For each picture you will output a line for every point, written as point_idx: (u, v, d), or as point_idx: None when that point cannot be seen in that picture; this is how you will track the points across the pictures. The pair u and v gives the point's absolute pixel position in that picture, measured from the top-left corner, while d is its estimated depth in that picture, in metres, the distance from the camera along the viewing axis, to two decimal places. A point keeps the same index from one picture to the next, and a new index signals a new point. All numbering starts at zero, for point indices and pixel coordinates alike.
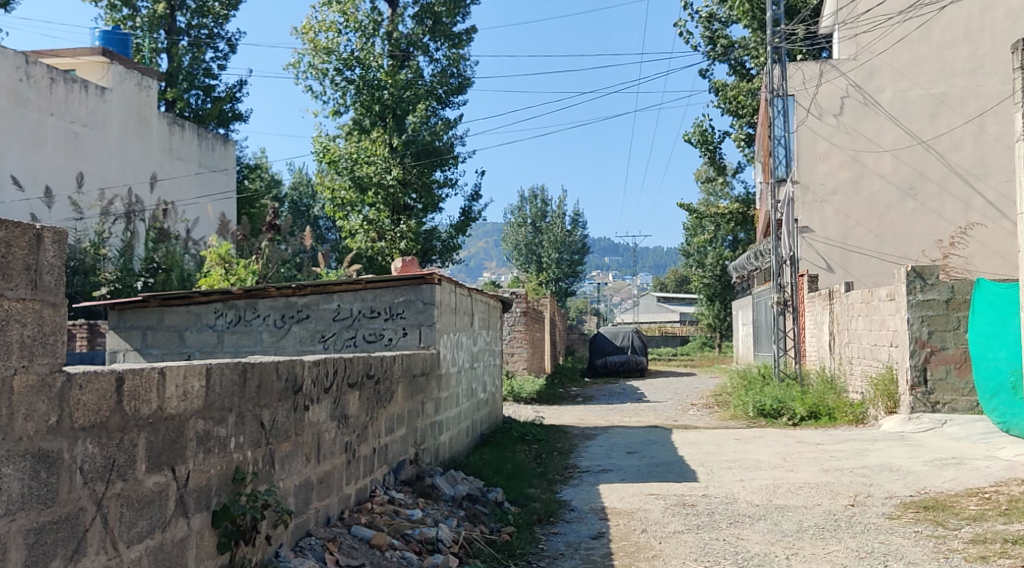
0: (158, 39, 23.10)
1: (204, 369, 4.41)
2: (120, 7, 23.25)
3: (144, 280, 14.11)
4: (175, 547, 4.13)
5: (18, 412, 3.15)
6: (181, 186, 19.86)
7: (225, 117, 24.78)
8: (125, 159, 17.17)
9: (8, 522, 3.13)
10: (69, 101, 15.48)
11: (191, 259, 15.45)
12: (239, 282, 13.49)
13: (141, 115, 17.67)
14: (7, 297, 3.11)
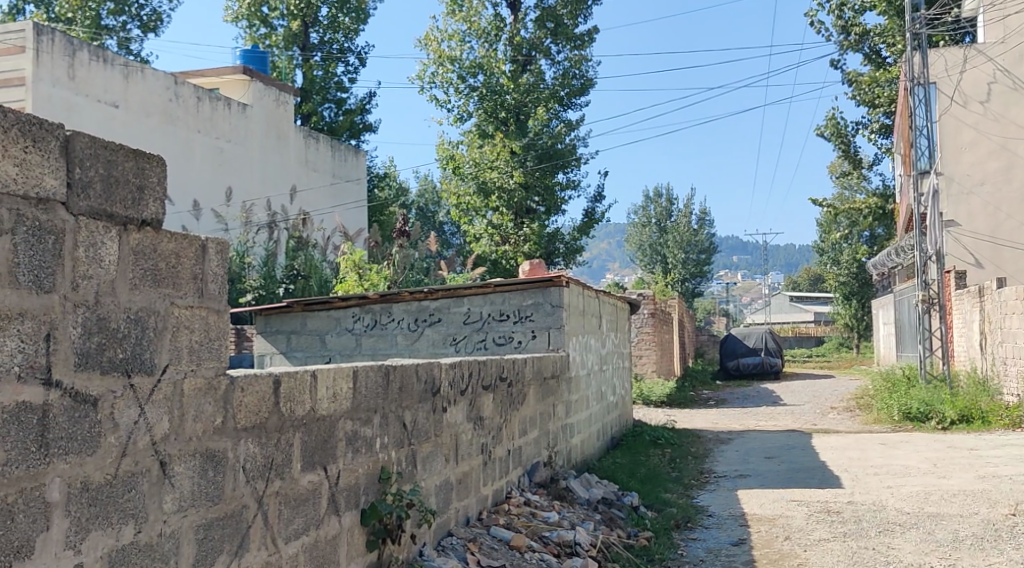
0: (293, 55, 24.01)
1: (352, 371, 4.55)
2: (258, 26, 24.29)
3: (285, 286, 14.72)
4: (328, 545, 4.28)
5: (188, 413, 3.26)
6: (317, 197, 19.90)
7: (356, 128, 25.31)
8: (265, 172, 17.90)
9: (181, 518, 3.23)
10: (214, 118, 16.27)
11: (328, 266, 15.97)
12: (374, 288, 14.10)
13: (279, 129, 18.34)
14: (178, 305, 3.21)
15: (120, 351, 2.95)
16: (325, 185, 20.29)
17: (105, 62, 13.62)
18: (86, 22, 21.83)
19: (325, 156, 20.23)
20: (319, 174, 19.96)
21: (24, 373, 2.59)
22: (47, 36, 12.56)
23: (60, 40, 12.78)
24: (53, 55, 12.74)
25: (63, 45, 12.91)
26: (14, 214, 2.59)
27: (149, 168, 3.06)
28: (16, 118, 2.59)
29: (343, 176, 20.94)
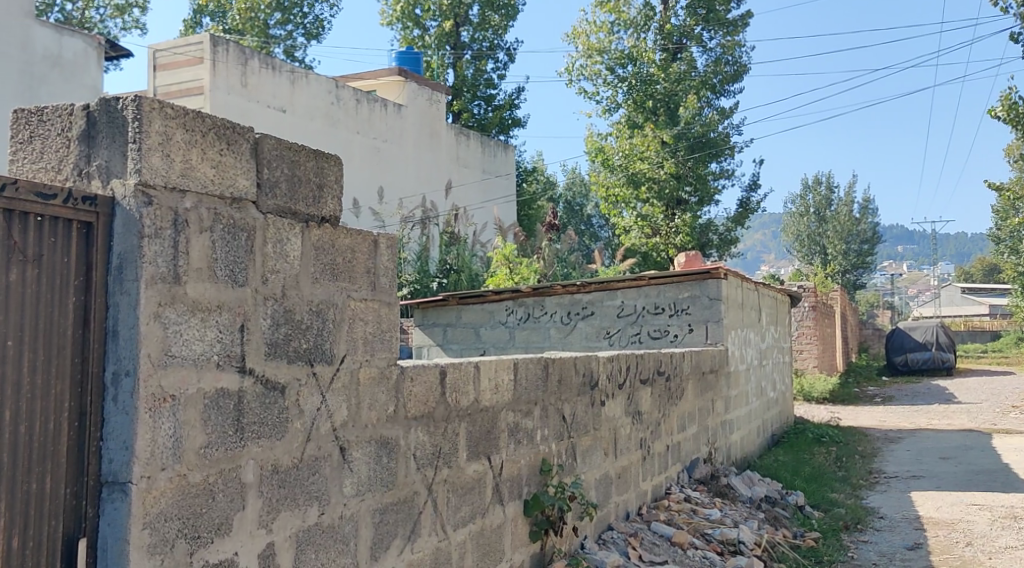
0: (446, 54, 24.55)
1: (512, 363, 4.62)
2: (412, 28, 24.85)
3: (439, 280, 15.04)
4: (493, 533, 4.38)
5: (364, 401, 3.40)
6: (468, 193, 20.22)
7: (505, 124, 25.44)
8: (419, 170, 18.32)
9: (359, 502, 3.37)
10: (372, 119, 16.78)
11: (479, 260, 16.19)
12: (524, 281, 14.24)
13: (433, 128, 18.73)
14: (353, 298, 3.35)
15: (303, 341, 3.09)
16: (477, 181, 20.59)
17: (274, 70, 14.27)
18: (257, 32, 22.96)
19: (476, 153, 20.51)
20: (470, 170, 20.25)
21: (222, 361, 2.73)
22: (222, 47, 13.30)
23: (234, 50, 13.50)
24: (227, 65, 13.47)
25: (235, 55, 13.60)
26: (212, 213, 2.73)
27: (327, 167, 3.20)
28: (211, 122, 2.73)
29: (493, 171, 21.17)
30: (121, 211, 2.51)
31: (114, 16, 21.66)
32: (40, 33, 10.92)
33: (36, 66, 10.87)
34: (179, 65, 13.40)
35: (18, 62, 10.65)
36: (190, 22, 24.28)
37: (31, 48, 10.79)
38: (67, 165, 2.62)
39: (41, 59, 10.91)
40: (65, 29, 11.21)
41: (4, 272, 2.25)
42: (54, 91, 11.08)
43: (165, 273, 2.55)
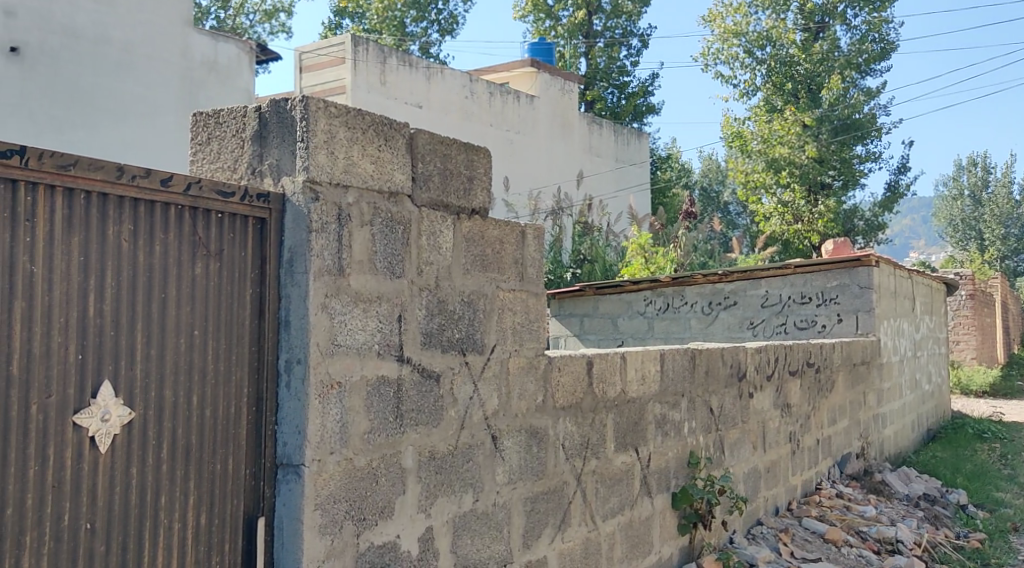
0: (578, 44, 24.44)
1: (660, 354, 4.58)
2: (544, 19, 24.81)
3: (573, 271, 15.02)
4: (642, 525, 4.37)
5: (515, 391, 3.45)
6: (601, 182, 19.98)
7: (639, 111, 25.04)
8: (552, 160, 18.26)
9: (511, 490, 3.42)
10: (505, 111, 16.85)
11: (613, 251, 16.04)
12: (661, 270, 14.11)
13: (566, 117, 18.60)
14: (503, 289, 3.40)
15: (456, 331, 3.16)
16: (610, 170, 20.34)
17: (411, 67, 14.52)
18: (395, 29, 23.45)
19: (609, 141, 20.27)
20: (603, 159, 20.02)
21: (382, 350, 2.82)
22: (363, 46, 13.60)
23: (373, 48, 13.81)
24: (367, 64, 13.76)
25: (374, 53, 13.90)
26: (372, 208, 2.83)
27: (477, 159, 3.26)
28: (370, 119, 2.82)
29: (627, 160, 20.89)
30: (291, 207, 2.63)
31: (263, 21, 22.61)
32: (198, 40, 11.48)
33: (196, 72, 11.46)
34: (323, 66, 13.89)
35: (179, 69, 11.27)
36: (332, 23, 25.04)
37: (190, 55, 11.37)
38: (241, 164, 2.76)
39: (200, 65, 11.48)
40: (221, 36, 11.75)
41: (191, 265, 2.38)
42: (212, 96, 11.64)
43: (331, 265, 2.66)
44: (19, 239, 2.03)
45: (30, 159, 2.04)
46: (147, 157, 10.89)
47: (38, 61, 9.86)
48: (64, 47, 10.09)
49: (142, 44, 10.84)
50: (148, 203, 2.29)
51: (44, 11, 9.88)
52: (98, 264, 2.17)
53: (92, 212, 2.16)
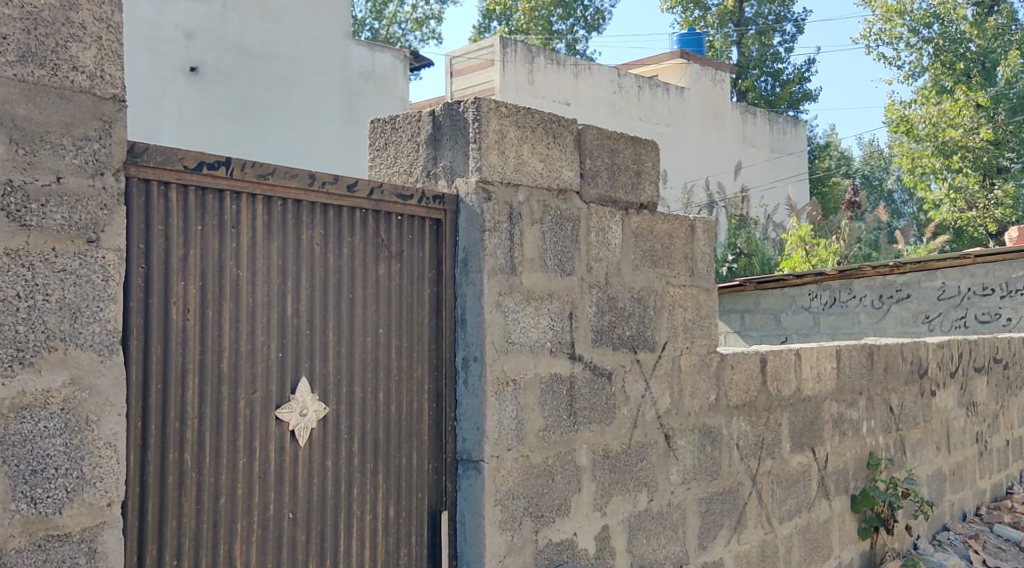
0: (729, 32, 23.69)
1: (835, 350, 4.39)
2: (692, 9, 24.07)
3: (728, 266, 14.72)
4: (820, 528, 4.21)
5: (686, 389, 3.38)
6: (757, 173, 19.13)
7: (795, 98, 24.18)
8: (704, 152, 17.59)
9: (686, 490, 3.36)
10: (654, 104, 16.31)
11: (772, 244, 15.62)
12: (822, 264, 13.57)
13: (718, 108, 17.84)
14: (673, 285, 3.34)
15: (627, 328, 3.12)
16: (766, 160, 19.46)
17: (559, 65, 14.43)
18: (541, 30, 23.53)
19: (764, 131, 19.42)
20: (759, 149, 19.18)
21: (555, 347, 2.83)
22: (512, 49, 13.81)
23: (521, 49, 13.92)
24: (518, 65, 13.91)
25: (523, 53, 14.03)
26: (542, 205, 2.83)
27: (645, 153, 3.22)
28: (539, 117, 2.83)
29: (783, 149, 19.93)
30: (464, 207, 2.67)
31: (414, 29, 23.10)
32: (357, 51, 11.80)
33: (355, 83, 11.81)
34: (472, 69, 14.06)
35: (339, 81, 11.66)
36: (480, 27, 25.29)
37: (350, 66, 11.72)
38: (416, 168, 2.83)
39: (359, 75, 11.82)
40: (377, 46, 11.98)
41: (375, 266, 2.46)
42: (371, 105, 11.94)
43: (504, 264, 2.68)
44: (226, 243, 2.12)
45: (235, 169, 2.14)
46: (309, 161, 11.36)
47: (215, 79, 10.47)
48: (236, 65, 10.68)
49: (307, 57, 11.29)
50: (336, 207, 2.37)
51: (219, 30, 10.47)
52: (293, 268, 2.26)
53: (288, 217, 2.25)
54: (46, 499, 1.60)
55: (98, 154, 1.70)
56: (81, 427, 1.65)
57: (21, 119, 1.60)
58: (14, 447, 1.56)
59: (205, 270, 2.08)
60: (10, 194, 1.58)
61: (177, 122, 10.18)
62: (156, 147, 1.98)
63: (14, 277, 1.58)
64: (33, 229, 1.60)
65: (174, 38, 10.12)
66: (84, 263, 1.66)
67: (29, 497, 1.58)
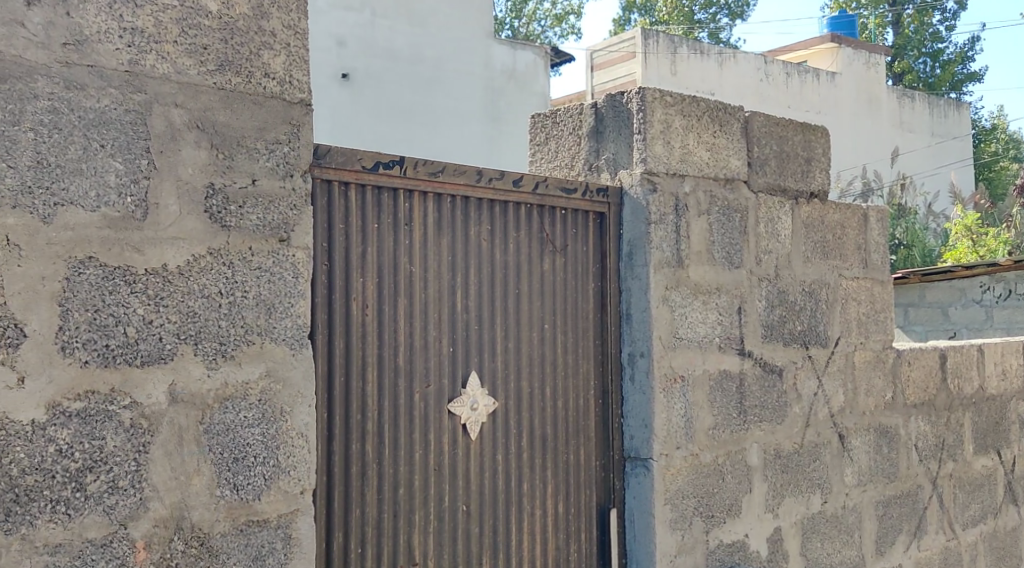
0: (884, 12, 22.41)
1: (1022, 346, 4.08)
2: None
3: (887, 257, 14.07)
4: (1008, 536, 3.94)
5: (861, 387, 3.23)
6: (916, 159, 17.70)
7: (959, 80, 22.13)
8: (856, 139, 16.23)
9: (862, 493, 3.22)
10: (805, 91, 14.96)
11: (935, 235, 14.82)
12: (992, 254, 12.19)
13: (872, 92, 16.44)
14: (846, 277, 3.20)
15: (798, 323, 3.01)
16: (926, 146, 18.04)
17: (704, 54, 13.29)
18: (683, 20, 22.93)
19: (923, 115, 18.00)
20: (917, 134, 17.79)
21: (724, 343, 2.76)
22: (654, 39, 12.78)
23: (664, 39, 12.86)
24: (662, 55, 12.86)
25: (666, 43, 12.94)
26: (709, 196, 2.77)
27: (814, 140, 3.10)
28: (705, 105, 2.77)
29: (945, 134, 18.38)
30: (629, 200, 2.64)
31: (553, 25, 22.61)
32: (498, 50, 11.77)
33: (497, 82, 11.78)
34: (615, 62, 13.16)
35: (482, 80, 11.64)
36: (618, 21, 24.69)
37: (492, 65, 11.70)
38: (578, 161, 2.81)
39: (500, 73, 11.78)
40: (519, 43, 11.91)
41: (540, 261, 2.46)
42: (512, 102, 11.91)
43: (670, 257, 2.63)
44: (400, 240, 2.18)
45: (408, 168, 2.19)
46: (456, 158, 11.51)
47: (366, 85, 10.56)
48: (385, 69, 10.73)
49: (451, 58, 11.29)
50: (502, 202, 2.39)
51: (369, 37, 10.55)
52: (462, 263, 2.30)
53: (456, 214, 2.29)
54: (246, 485, 1.69)
55: (288, 157, 1.77)
56: (276, 417, 1.73)
57: (221, 125, 1.69)
58: (218, 437, 1.66)
59: (381, 267, 2.14)
60: (211, 197, 1.68)
61: (331, 126, 10.32)
62: (337, 149, 2.05)
63: (216, 276, 1.67)
64: (232, 229, 1.69)
65: (328, 47, 10.19)
66: (277, 261, 1.74)
67: (231, 483, 1.67)
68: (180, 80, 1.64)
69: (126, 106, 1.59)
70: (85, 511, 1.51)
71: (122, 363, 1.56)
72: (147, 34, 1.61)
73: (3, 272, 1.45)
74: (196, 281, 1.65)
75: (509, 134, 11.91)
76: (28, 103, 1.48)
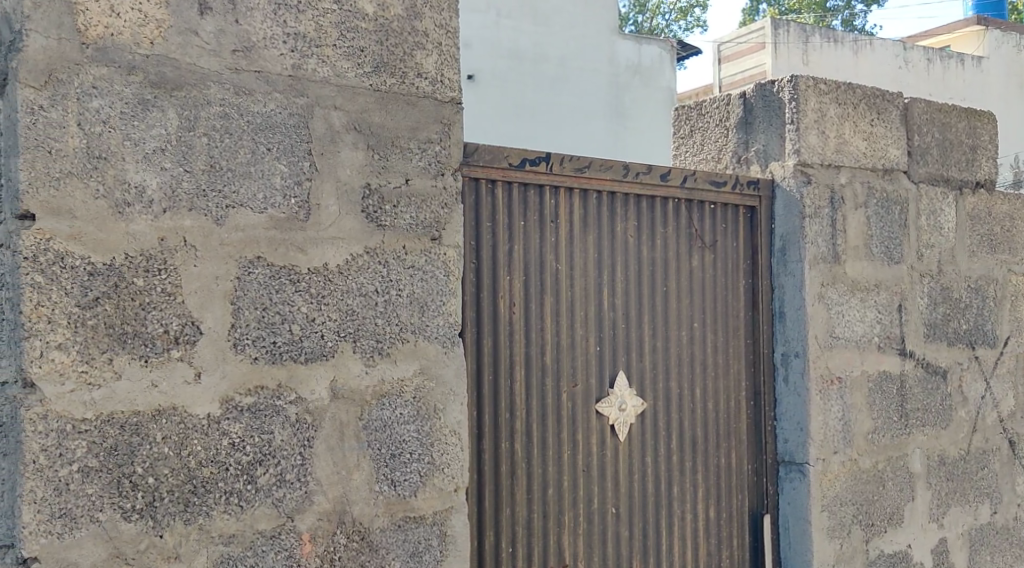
0: None
1: None
2: None
3: None
4: None
5: None
6: None
7: None
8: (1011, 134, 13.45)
9: None
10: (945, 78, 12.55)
11: None
12: None
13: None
14: (1016, 272, 3.00)
15: (963, 322, 2.84)
16: None
17: (839, 42, 12.35)
18: (814, 9, 21.85)
19: None
20: None
21: (884, 343, 2.64)
22: (786, 28, 12.14)
23: (796, 28, 12.18)
24: (793, 45, 12.17)
25: (798, 31, 12.24)
26: (866, 187, 2.64)
27: (980, 126, 2.91)
28: (861, 92, 2.64)
29: None
30: (781, 193, 2.55)
31: (678, 19, 21.94)
32: (624, 46, 11.38)
33: (622, 77, 11.42)
34: (742, 53, 12.74)
35: (606, 76, 11.30)
36: (745, 10, 23.75)
37: (617, 61, 11.34)
38: (725, 153, 2.73)
39: (625, 69, 11.41)
40: (645, 38, 11.51)
41: (688, 258, 2.41)
42: (637, 98, 11.56)
43: (826, 252, 2.53)
44: (547, 238, 2.17)
45: (554, 164, 2.17)
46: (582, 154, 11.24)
47: (489, 85, 10.37)
48: (510, 69, 10.53)
49: (576, 55, 10.99)
50: (648, 198, 2.35)
51: (492, 37, 10.33)
52: (608, 261, 2.27)
53: (603, 210, 2.26)
54: (403, 482, 1.72)
55: (439, 156, 1.79)
56: (430, 414, 1.75)
57: (376, 126, 1.72)
58: (376, 432, 1.70)
59: (528, 264, 2.13)
60: (368, 197, 1.71)
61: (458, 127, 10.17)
62: (484, 147, 2.05)
63: (373, 275, 1.70)
64: (388, 228, 1.72)
65: None
66: (429, 260, 1.76)
67: (389, 479, 1.70)
68: (339, 82, 1.68)
69: (290, 110, 1.64)
70: (255, 503, 1.57)
71: (288, 360, 1.61)
72: (309, 38, 1.65)
73: (180, 272, 1.52)
74: (354, 280, 1.68)
75: (634, 130, 11.60)
76: (203, 110, 1.55)
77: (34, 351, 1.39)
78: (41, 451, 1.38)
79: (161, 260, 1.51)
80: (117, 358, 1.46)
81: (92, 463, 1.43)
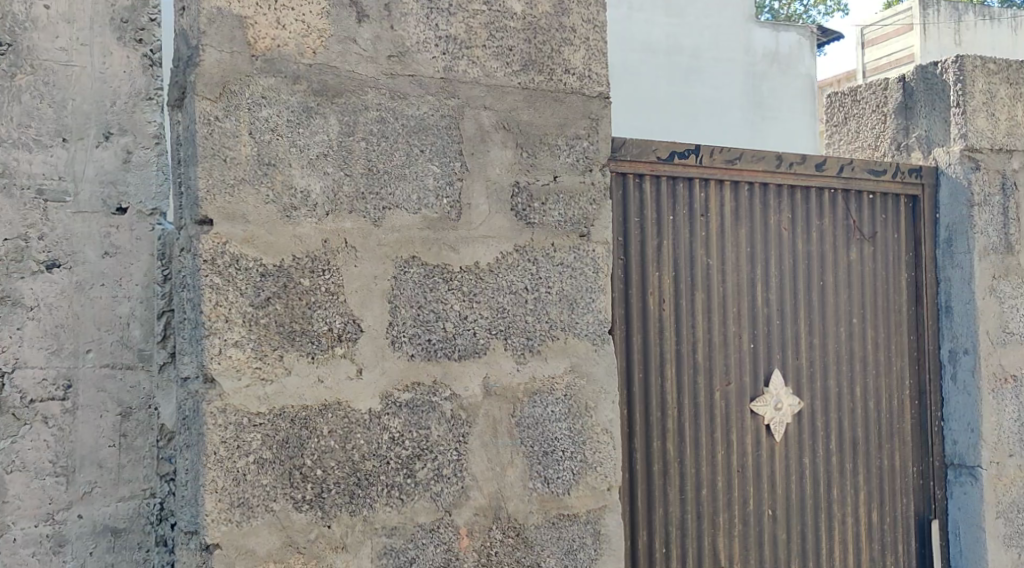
0: None
1: None
2: None
3: None
4: None
5: None
6: None
7: None
8: None
9: None
10: None
11: None
12: None
13: None
14: None
15: None
16: None
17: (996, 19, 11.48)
18: None
19: None
20: None
21: None
22: (936, 7, 11.53)
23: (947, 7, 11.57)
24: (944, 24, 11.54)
25: (949, 10, 11.61)
26: None
27: None
28: None
29: None
30: (947, 179, 2.42)
31: (818, 3, 21.11)
32: (761, 33, 11.06)
33: (761, 66, 11.09)
34: (888, 36, 12.16)
35: (744, 65, 10.98)
36: None
37: (754, 50, 11.02)
38: (884, 141, 2.61)
39: (763, 57, 11.08)
40: (783, 23, 11.14)
41: (845, 251, 2.32)
42: (776, 87, 11.22)
43: (998, 242, 2.38)
44: (696, 232, 2.13)
45: (704, 156, 2.13)
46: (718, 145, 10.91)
47: (621, 78, 10.24)
48: (644, 62, 10.39)
49: (711, 46, 10.74)
50: (803, 188, 2.27)
51: (625, 32, 10.25)
52: (761, 256, 2.21)
53: (755, 202, 2.20)
54: (557, 479, 1.72)
55: (588, 152, 1.79)
56: (581, 411, 1.75)
57: (525, 124, 1.74)
58: (529, 429, 1.71)
59: (677, 260, 2.10)
60: (517, 195, 1.73)
61: None
62: (632, 140, 2.03)
63: (523, 273, 1.71)
64: (537, 226, 1.73)
65: None
66: (578, 256, 1.76)
67: (542, 475, 1.71)
68: (489, 82, 1.71)
69: (441, 112, 1.67)
70: (415, 496, 1.61)
71: (443, 357, 1.65)
72: (459, 40, 1.69)
73: (343, 272, 1.58)
74: (505, 278, 1.70)
75: (773, 119, 11.24)
76: (361, 115, 1.60)
77: (213, 349, 1.47)
78: (219, 443, 1.47)
79: (325, 260, 1.57)
80: (287, 355, 1.53)
81: (266, 455, 1.50)
